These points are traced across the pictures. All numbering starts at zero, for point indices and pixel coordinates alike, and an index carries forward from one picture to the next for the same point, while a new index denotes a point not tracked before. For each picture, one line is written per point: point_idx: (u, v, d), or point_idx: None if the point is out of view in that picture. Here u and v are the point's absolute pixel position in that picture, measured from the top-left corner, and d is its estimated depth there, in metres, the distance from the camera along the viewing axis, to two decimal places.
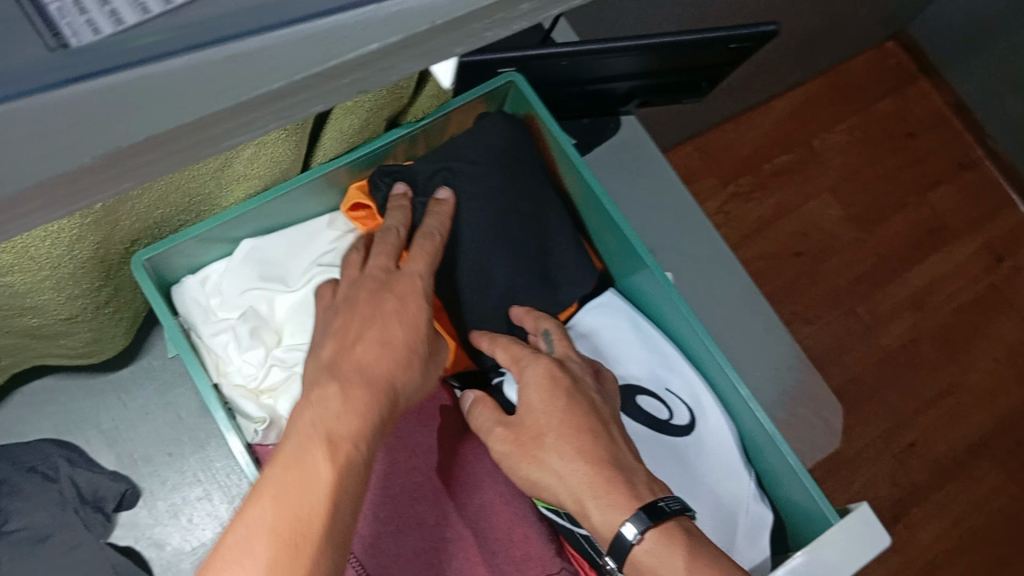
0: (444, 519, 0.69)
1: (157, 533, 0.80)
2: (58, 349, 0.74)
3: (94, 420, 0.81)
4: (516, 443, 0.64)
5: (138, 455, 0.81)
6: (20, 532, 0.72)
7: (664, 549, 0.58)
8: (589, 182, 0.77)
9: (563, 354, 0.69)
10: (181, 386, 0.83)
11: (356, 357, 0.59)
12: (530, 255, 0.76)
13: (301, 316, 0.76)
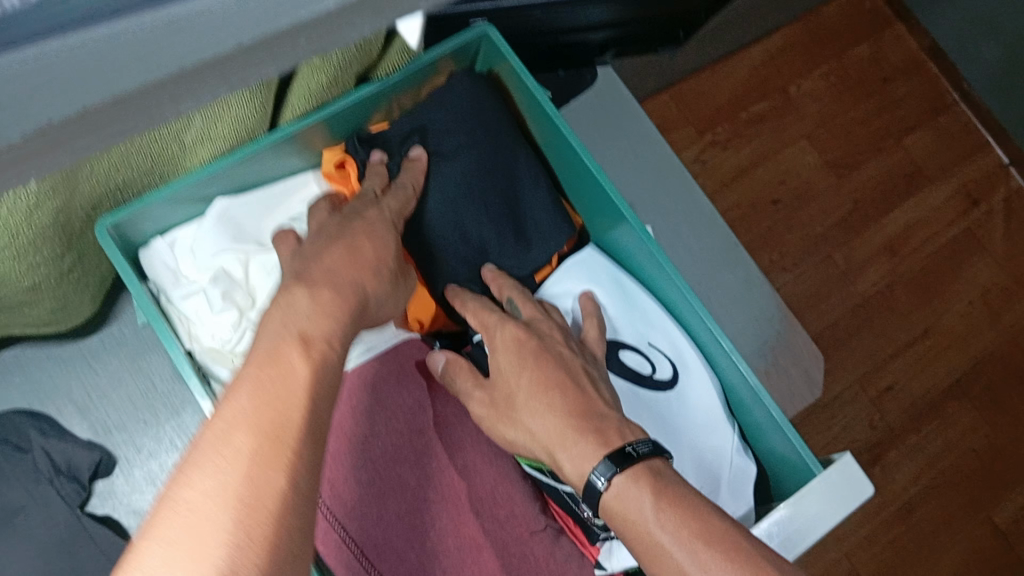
0: (427, 480, 0.68)
1: (135, 501, 0.79)
2: (21, 319, 0.72)
3: (64, 389, 0.80)
4: (492, 406, 0.65)
5: (111, 423, 0.80)
6: None
7: (632, 490, 0.55)
8: (565, 135, 0.75)
9: (532, 314, 0.69)
10: (153, 352, 0.82)
11: (326, 263, 0.57)
12: (500, 213, 0.75)
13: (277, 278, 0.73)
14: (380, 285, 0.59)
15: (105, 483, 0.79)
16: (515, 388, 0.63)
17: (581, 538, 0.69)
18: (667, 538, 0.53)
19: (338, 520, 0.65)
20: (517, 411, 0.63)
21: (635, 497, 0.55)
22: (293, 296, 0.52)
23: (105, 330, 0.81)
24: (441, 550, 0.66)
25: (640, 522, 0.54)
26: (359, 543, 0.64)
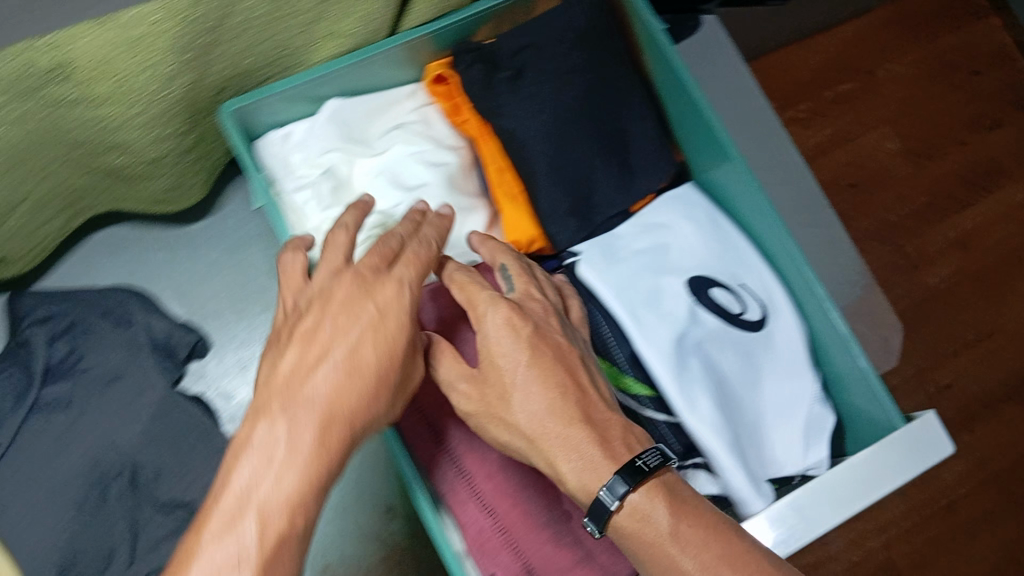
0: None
1: (225, 385, 0.83)
2: (138, 193, 0.75)
3: (166, 273, 0.83)
4: (482, 402, 0.59)
5: (207, 310, 0.84)
6: (93, 370, 0.74)
7: (647, 506, 0.54)
8: (677, 70, 0.76)
9: (523, 292, 0.63)
10: (250, 249, 0.85)
11: (318, 383, 0.48)
12: (609, 139, 0.75)
13: (381, 179, 0.74)
14: (379, 408, 0.51)
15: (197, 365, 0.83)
16: (514, 379, 0.57)
17: None
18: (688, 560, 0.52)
19: (423, 413, 0.66)
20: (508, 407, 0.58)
21: (650, 516, 0.54)
22: (343, 347, 0.49)
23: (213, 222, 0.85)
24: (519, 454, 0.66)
25: (656, 543, 0.54)
26: (450, 441, 0.66)
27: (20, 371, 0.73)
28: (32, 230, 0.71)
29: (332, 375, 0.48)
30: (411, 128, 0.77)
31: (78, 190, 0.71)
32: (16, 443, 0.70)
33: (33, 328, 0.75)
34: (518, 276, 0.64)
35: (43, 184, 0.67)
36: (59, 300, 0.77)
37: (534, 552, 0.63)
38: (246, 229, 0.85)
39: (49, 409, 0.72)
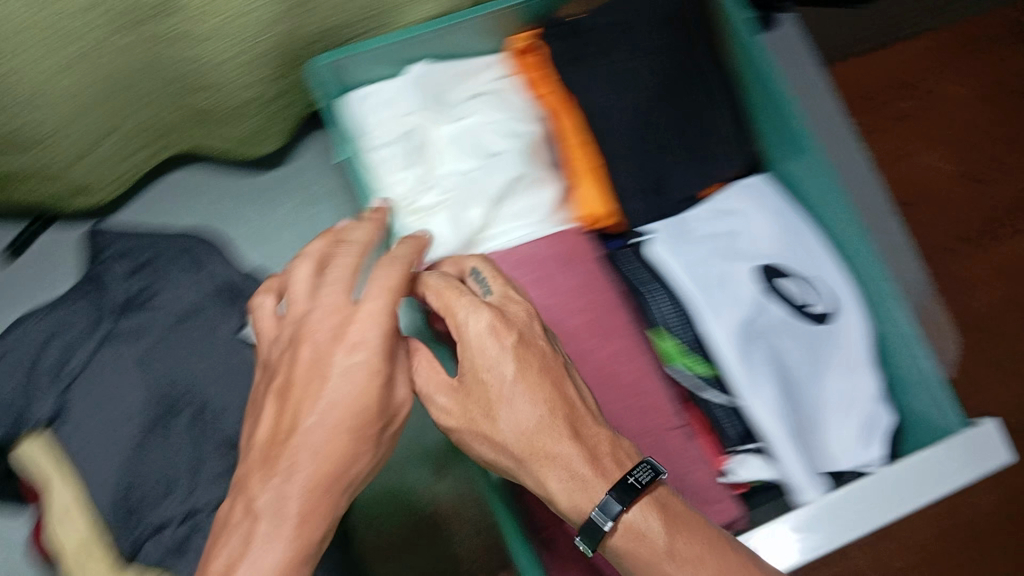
0: (580, 355, 0.71)
1: None
2: (220, 138, 0.77)
3: (239, 219, 0.86)
4: (465, 416, 0.55)
5: (276, 258, 0.85)
6: (162, 306, 0.78)
7: (641, 525, 0.52)
8: (760, 60, 0.76)
9: (501, 295, 0.58)
10: (322, 204, 0.87)
11: (303, 439, 0.49)
12: (688, 122, 0.76)
13: (461, 144, 0.75)
14: (364, 453, 0.51)
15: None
16: (502, 395, 0.53)
17: (712, 447, 0.74)
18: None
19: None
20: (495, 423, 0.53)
21: (644, 535, 0.51)
22: (331, 389, 0.50)
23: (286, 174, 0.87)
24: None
25: (651, 561, 0.51)
26: None
27: (95, 301, 0.77)
28: (116, 159, 0.73)
29: (308, 437, 0.49)
30: (494, 94, 0.78)
31: (164, 122, 0.73)
32: (88, 367, 0.74)
33: (109, 261, 0.79)
34: (493, 279, 0.59)
35: (132, 112, 0.69)
36: (138, 238, 0.81)
37: None
38: (319, 184, 0.88)
39: (120, 340, 0.75)
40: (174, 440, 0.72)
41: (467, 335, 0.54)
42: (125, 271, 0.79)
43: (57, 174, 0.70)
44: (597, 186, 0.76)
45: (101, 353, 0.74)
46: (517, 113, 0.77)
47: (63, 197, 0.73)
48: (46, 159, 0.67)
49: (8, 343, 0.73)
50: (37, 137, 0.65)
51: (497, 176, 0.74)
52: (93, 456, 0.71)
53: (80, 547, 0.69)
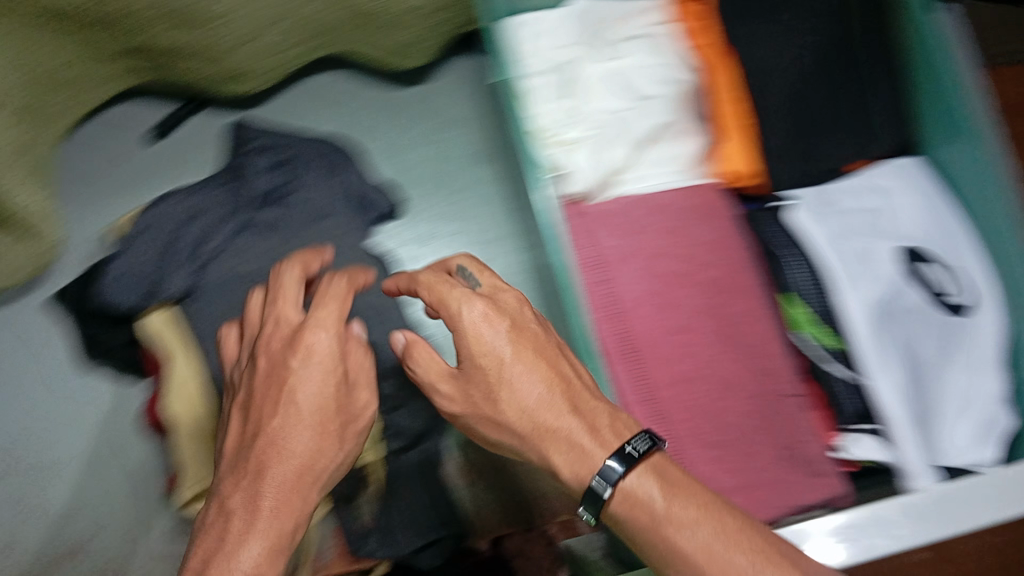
0: (708, 309, 0.71)
1: (411, 250, 0.89)
2: (382, 37, 0.76)
3: (375, 133, 0.90)
4: (465, 398, 0.59)
5: (409, 175, 0.90)
6: (302, 202, 0.78)
7: (642, 490, 0.53)
8: (931, 34, 0.74)
9: (489, 288, 0.61)
10: (452, 130, 0.91)
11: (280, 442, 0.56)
12: (846, 91, 0.76)
13: (613, 83, 0.75)
14: (329, 443, 0.58)
15: (390, 227, 0.89)
16: (501, 375, 0.57)
17: (824, 423, 0.73)
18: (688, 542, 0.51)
19: (619, 313, 0.71)
20: (500, 410, 0.58)
21: (645, 504, 0.53)
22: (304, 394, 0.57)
23: (424, 95, 0.90)
24: (701, 374, 0.71)
25: (650, 524, 0.52)
26: (629, 339, 0.71)
27: (236, 189, 0.78)
28: (276, 51, 0.75)
29: (280, 437, 0.56)
30: (655, 37, 0.76)
31: (329, 26, 0.74)
32: (226, 250, 0.76)
33: (251, 154, 0.79)
34: (479, 274, 0.62)
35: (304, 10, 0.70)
36: (282, 135, 0.82)
37: (696, 467, 0.69)
38: (453, 110, 0.91)
39: (258, 230, 0.77)
40: None
41: (463, 330, 0.58)
42: (267, 164, 0.79)
43: (220, 55, 0.72)
44: (749, 146, 0.75)
45: (240, 239, 0.76)
46: (674, 60, 0.76)
47: (217, 80, 0.76)
48: (213, 39, 0.69)
49: (151, 218, 0.76)
50: (205, 19, 0.66)
51: (647, 119, 0.75)
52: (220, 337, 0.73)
53: (188, 409, 0.73)
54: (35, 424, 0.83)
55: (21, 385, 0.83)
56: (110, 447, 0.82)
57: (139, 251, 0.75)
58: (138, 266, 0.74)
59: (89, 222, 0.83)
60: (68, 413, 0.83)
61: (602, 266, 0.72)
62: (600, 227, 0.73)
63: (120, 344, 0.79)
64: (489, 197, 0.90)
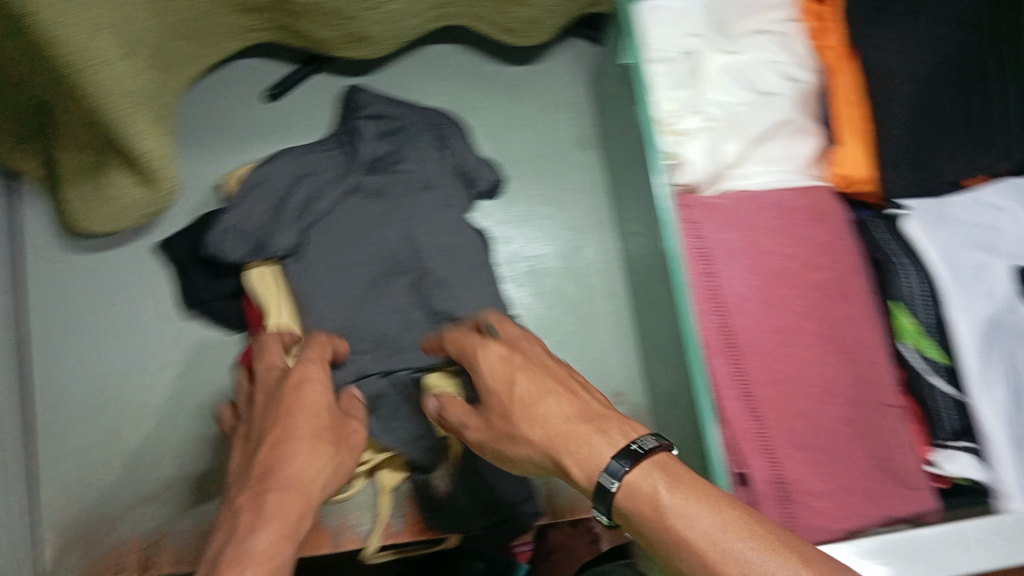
0: (812, 310, 0.71)
1: (506, 232, 0.89)
2: (501, 16, 0.77)
3: (482, 112, 0.90)
4: (490, 427, 0.62)
5: (510, 157, 0.90)
6: (409, 173, 0.81)
7: (647, 485, 0.50)
8: None
9: (509, 334, 0.65)
10: (561, 114, 0.91)
11: (281, 447, 0.59)
12: (976, 103, 0.73)
13: (735, 78, 0.75)
14: (327, 452, 0.61)
15: (485, 206, 0.89)
16: (516, 397, 0.59)
17: (921, 435, 0.72)
18: (694, 531, 0.47)
19: (721, 307, 0.71)
20: (516, 425, 0.59)
21: (649, 501, 0.50)
22: (297, 406, 0.62)
23: (538, 73, 0.91)
24: (801, 375, 0.70)
25: (655, 518, 0.49)
26: (731, 334, 0.70)
27: (345, 154, 0.81)
28: (401, 19, 0.75)
29: (286, 445, 0.60)
30: (782, 36, 0.76)
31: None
32: (330, 216, 0.79)
33: (365, 120, 0.81)
34: (501, 323, 0.67)
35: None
36: (394, 105, 0.84)
37: (789, 469, 0.68)
38: (563, 93, 0.92)
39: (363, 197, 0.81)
40: (399, 299, 0.78)
41: (481, 360, 0.62)
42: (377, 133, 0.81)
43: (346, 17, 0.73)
44: (865, 151, 0.73)
45: (345, 206, 0.80)
46: (798, 59, 0.75)
47: (341, 42, 0.77)
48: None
49: (266, 176, 0.78)
50: None
51: (766, 116, 0.74)
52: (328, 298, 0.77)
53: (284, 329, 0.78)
54: (141, 362, 0.86)
55: (132, 323, 0.87)
56: (211, 388, 0.86)
57: (255, 206, 0.77)
58: (250, 221, 0.77)
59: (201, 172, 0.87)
60: (172, 354, 0.87)
61: (707, 258, 0.71)
62: (707, 218, 0.72)
63: (221, 296, 0.83)
64: (592, 183, 0.90)
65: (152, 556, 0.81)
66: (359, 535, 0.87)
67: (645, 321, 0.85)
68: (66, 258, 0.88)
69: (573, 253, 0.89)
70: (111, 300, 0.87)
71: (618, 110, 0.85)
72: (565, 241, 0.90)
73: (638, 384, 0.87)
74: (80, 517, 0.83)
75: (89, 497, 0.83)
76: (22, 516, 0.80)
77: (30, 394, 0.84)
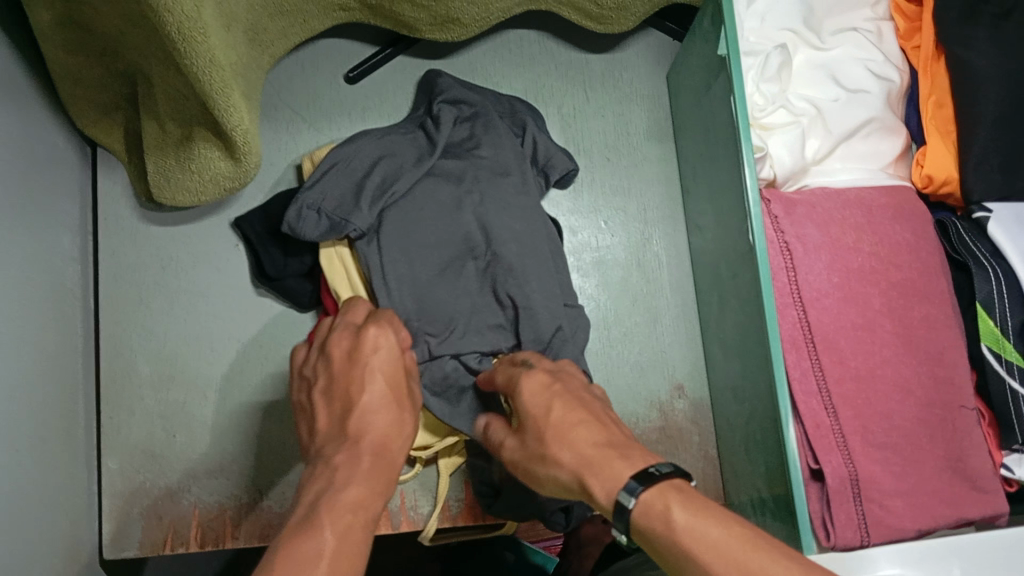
0: (892, 309, 0.71)
1: (576, 221, 0.90)
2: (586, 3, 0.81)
3: (557, 101, 0.92)
4: (524, 449, 0.60)
5: (581, 147, 0.91)
6: (486, 161, 0.81)
7: (660, 505, 0.49)
8: None
9: (555, 367, 0.65)
10: (635, 106, 0.93)
11: (365, 406, 0.55)
12: None
13: (822, 76, 0.77)
14: (404, 418, 0.57)
15: (557, 193, 0.90)
16: (551, 423, 0.58)
17: (993, 440, 0.72)
18: (704, 552, 0.46)
19: (800, 302, 0.71)
20: (547, 446, 0.57)
21: (661, 519, 0.49)
22: (377, 363, 0.58)
23: (613, 66, 0.93)
24: (879, 374, 0.69)
25: (668, 537, 0.48)
26: (809, 329, 0.70)
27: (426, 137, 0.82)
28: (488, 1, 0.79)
29: (369, 408, 0.56)
30: (871, 35, 0.78)
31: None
32: (408, 196, 0.79)
33: (444, 106, 0.82)
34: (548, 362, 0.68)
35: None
36: (472, 90, 0.84)
37: (864, 467, 0.68)
38: (636, 86, 0.93)
39: (443, 181, 0.80)
40: (469, 283, 0.78)
41: (523, 389, 0.62)
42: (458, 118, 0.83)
43: (436, 2, 0.78)
44: (951, 150, 0.74)
45: (424, 185, 0.80)
46: (884, 60, 0.77)
47: (430, 24, 0.82)
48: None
49: (349, 155, 0.79)
50: None
51: (853, 112, 0.76)
52: (404, 279, 0.77)
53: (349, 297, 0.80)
54: (209, 334, 0.87)
55: (202, 295, 0.88)
56: (277, 362, 0.87)
57: (337, 189, 0.78)
58: (332, 200, 0.77)
59: (278, 148, 0.89)
60: (239, 327, 0.88)
61: (787, 252, 0.72)
62: (787, 212, 0.73)
63: (289, 274, 0.84)
64: (662, 177, 0.92)
65: (212, 530, 0.83)
66: (415, 518, 0.86)
67: (708, 316, 0.86)
68: (140, 228, 0.89)
69: (640, 244, 0.90)
70: (183, 271, 0.88)
71: (690, 104, 0.86)
72: (631, 234, 0.90)
73: (700, 379, 0.87)
74: (142, 486, 0.83)
75: (151, 465, 0.84)
76: (87, 479, 0.81)
77: (100, 359, 0.85)
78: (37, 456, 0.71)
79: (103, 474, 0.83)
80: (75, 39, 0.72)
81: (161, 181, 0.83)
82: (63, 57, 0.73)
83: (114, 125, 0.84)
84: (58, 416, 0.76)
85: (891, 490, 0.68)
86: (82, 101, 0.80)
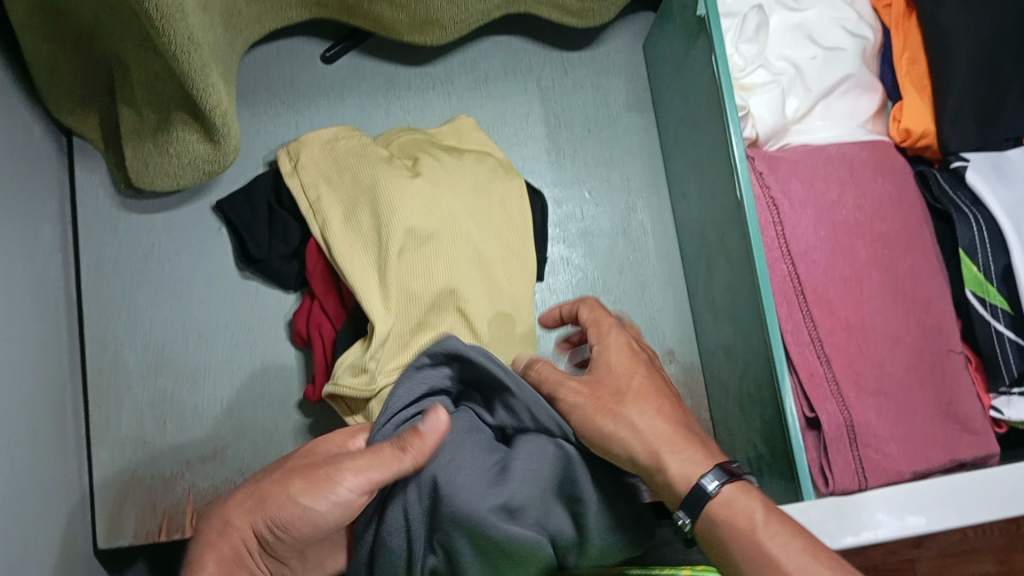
0: (879, 260, 0.72)
1: (561, 192, 0.91)
2: None
3: (536, 74, 0.93)
4: (593, 396, 0.58)
5: (562, 121, 0.92)
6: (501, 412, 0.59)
7: (743, 501, 0.53)
8: None
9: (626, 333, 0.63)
10: (614, 77, 0.94)
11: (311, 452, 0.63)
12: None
13: (799, 35, 0.79)
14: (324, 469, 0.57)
15: (539, 165, 0.91)
16: (624, 391, 0.58)
17: (981, 384, 0.73)
18: (777, 549, 0.51)
19: (789, 256, 0.72)
20: (620, 407, 0.57)
21: (745, 509, 0.52)
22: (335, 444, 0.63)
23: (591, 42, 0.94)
24: (868, 324, 0.71)
25: (747, 532, 0.52)
26: (799, 281, 0.72)
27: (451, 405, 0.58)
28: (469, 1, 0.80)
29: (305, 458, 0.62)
30: None
31: None
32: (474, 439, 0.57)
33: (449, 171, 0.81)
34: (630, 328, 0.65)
35: None
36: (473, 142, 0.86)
37: (859, 413, 0.69)
38: (613, 59, 0.94)
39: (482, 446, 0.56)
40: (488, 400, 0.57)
41: (611, 343, 0.60)
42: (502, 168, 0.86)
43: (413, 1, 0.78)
44: (928, 104, 0.76)
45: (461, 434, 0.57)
46: (860, 17, 0.79)
47: (409, 26, 0.83)
48: None
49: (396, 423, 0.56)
50: None
51: (831, 71, 0.77)
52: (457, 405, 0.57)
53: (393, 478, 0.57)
54: (196, 321, 0.86)
55: (187, 283, 0.87)
56: (268, 345, 0.87)
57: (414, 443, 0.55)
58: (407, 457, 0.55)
59: (259, 132, 0.89)
60: (225, 311, 0.87)
61: (774, 207, 0.73)
62: (771, 169, 0.74)
63: (274, 254, 0.83)
64: (644, 145, 0.93)
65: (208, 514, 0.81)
66: None
67: (694, 279, 0.87)
68: (121, 215, 0.88)
69: (624, 213, 0.91)
70: (168, 259, 0.88)
71: (667, 70, 0.87)
72: (615, 203, 0.91)
73: (690, 344, 0.88)
74: (135, 475, 0.82)
75: (144, 456, 0.82)
76: (77, 472, 0.79)
77: (87, 351, 0.84)
78: (26, 448, 0.70)
79: (94, 465, 0.81)
80: (49, 22, 0.71)
81: (140, 167, 0.82)
82: (38, 45, 0.73)
83: (92, 112, 0.83)
84: (47, 408, 0.75)
85: (885, 438, 0.68)
86: (57, 90, 0.79)
